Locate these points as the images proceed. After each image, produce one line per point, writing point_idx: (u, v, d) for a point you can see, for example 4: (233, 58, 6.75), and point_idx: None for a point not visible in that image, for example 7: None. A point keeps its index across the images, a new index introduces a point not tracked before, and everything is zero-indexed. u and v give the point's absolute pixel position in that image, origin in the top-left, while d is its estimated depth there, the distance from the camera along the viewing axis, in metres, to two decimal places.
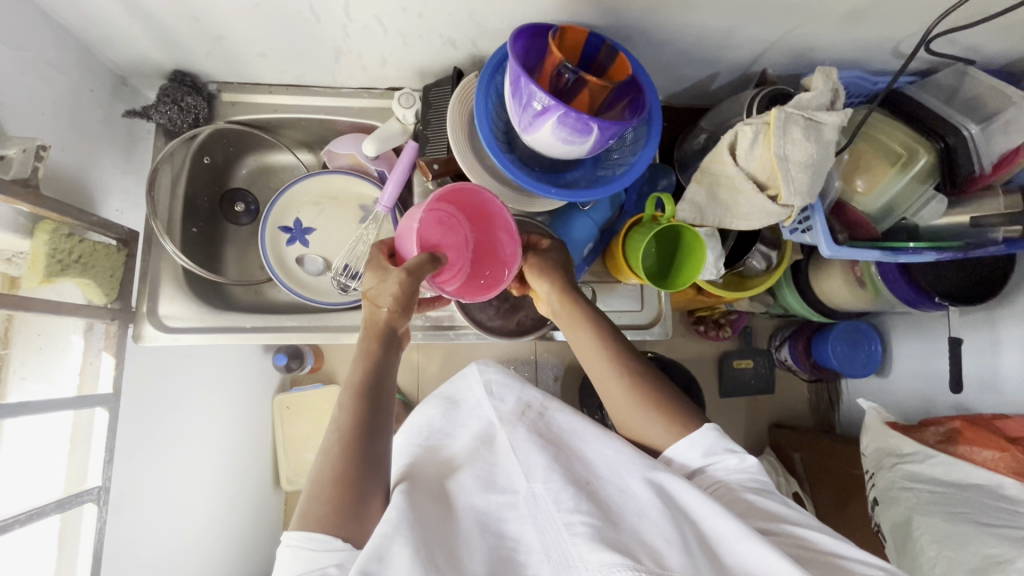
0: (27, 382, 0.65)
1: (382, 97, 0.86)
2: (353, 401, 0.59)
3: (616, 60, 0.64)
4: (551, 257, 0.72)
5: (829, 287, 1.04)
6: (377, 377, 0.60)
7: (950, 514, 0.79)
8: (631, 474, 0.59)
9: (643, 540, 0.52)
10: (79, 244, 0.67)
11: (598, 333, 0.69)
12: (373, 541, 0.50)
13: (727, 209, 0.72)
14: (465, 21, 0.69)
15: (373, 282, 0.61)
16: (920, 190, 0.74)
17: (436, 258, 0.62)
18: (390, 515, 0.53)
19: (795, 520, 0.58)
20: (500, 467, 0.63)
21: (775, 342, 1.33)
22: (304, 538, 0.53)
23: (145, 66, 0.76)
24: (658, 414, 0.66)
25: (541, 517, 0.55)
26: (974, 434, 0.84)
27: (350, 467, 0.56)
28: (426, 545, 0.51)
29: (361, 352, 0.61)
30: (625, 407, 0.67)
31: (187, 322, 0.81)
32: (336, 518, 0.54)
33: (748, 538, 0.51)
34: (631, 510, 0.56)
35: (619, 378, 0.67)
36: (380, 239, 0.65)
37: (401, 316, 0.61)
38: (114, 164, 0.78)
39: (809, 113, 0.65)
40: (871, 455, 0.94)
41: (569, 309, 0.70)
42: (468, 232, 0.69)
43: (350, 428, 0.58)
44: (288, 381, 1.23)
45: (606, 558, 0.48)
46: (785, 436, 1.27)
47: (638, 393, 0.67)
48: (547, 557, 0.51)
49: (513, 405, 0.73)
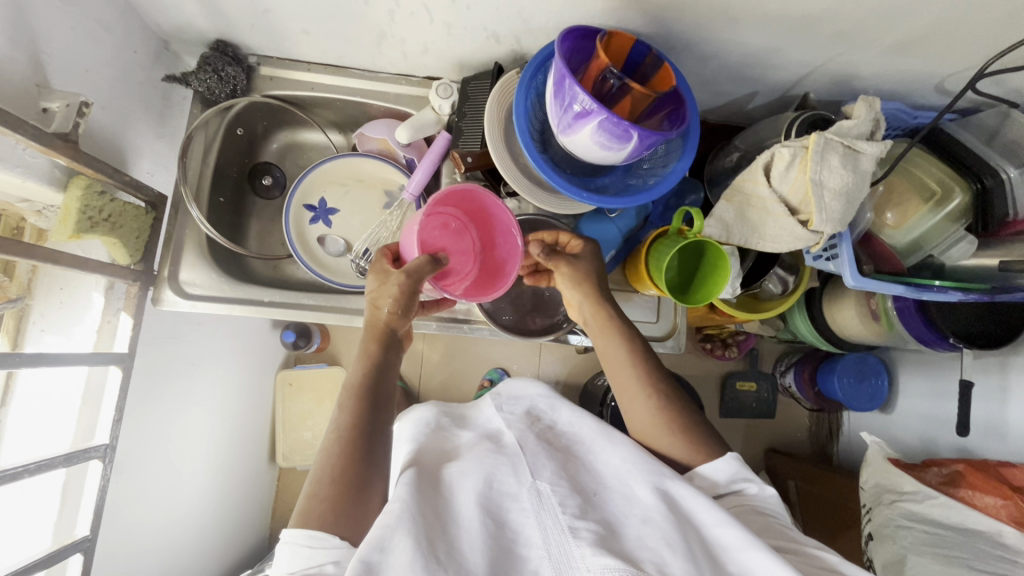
0: (44, 334, 0.67)
1: (419, 85, 0.86)
2: (354, 400, 0.59)
3: (660, 70, 0.63)
4: (585, 261, 0.72)
5: (842, 318, 1.03)
6: (380, 375, 0.61)
7: (946, 557, 0.79)
8: (637, 482, 0.59)
9: (645, 548, 0.52)
10: (110, 203, 0.67)
11: (627, 349, 0.69)
12: (375, 531, 0.50)
13: (755, 229, 0.72)
14: (511, 17, 0.69)
15: (376, 285, 0.63)
16: (949, 230, 0.74)
17: (436, 259, 0.64)
18: (392, 506, 0.53)
19: (810, 544, 0.58)
20: (505, 461, 0.62)
21: (781, 367, 1.32)
22: (302, 535, 0.52)
23: (189, 33, 0.76)
24: (678, 436, 0.66)
25: (545, 513, 0.55)
26: (976, 478, 0.83)
27: (351, 464, 0.56)
28: (427, 534, 0.52)
29: (362, 352, 0.63)
30: (649, 424, 0.68)
31: (207, 291, 0.80)
32: (335, 517, 0.54)
33: (755, 548, 0.52)
34: (635, 518, 0.56)
35: (647, 397, 0.68)
36: (383, 245, 0.67)
37: (401, 318, 0.63)
38: (148, 128, 0.78)
39: (849, 141, 0.65)
40: (870, 490, 0.93)
41: (604, 323, 0.71)
42: (474, 235, 0.69)
43: (352, 426, 0.58)
44: (293, 358, 1.24)
45: (607, 562, 0.49)
46: (784, 462, 1.27)
47: (664, 410, 0.67)
48: (548, 555, 0.52)
49: (522, 414, 0.74)
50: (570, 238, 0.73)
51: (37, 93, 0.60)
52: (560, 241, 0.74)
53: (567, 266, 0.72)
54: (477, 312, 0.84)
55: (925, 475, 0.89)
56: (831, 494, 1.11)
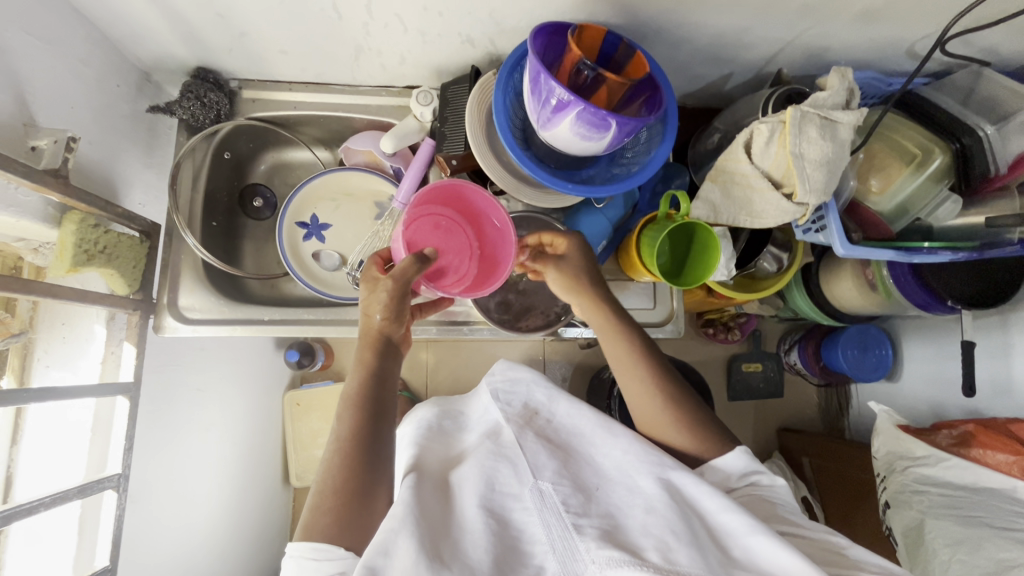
0: (50, 370, 0.67)
1: (400, 94, 0.87)
2: (353, 410, 0.60)
3: (633, 58, 0.65)
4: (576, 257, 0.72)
5: (839, 288, 1.04)
6: (379, 382, 0.62)
7: (963, 518, 0.79)
8: (640, 473, 0.60)
9: (649, 537, 0.52)
10: (105, 235, 0.68)
11: (628, 344, 0.70)
12: (379, 535, 0.51)
13: (742, 207, 0.72)
14: (484, 20, 0.70)
15: (367, 293, 0.64)
16: (934, 191, 0.74)
17: (424, 259, 0.64)
18: (396, 509, 0.54)
19: (810, 526, 0.59)
20: (505, 461, 0.63)
21: (785, 345, 1.33)
22: (308, 548, 0.53)
23: (170, 63, 0.77)
24: (684, 427, 0.66)
25: (548, 512, 0.55)
26: (987, 437, 0.83)
27: (352, 474, 0.57)
28: (431, 537, 0.52)
29: (358, 360, 0.64)
30: (653, 414, 0.68)
31: (208, 314, 0.80)
32: (339, 527, 0.55)
33: (761, 533, 0.52)
34: (638, 508, 0.56)
35: (651, 388, 0.68)
36: (375, 252, 0.68)
37: (395, 324, 0.64)
38: (137, 159, 0.79)
39: (825, 112, 0.66)
40: (882, 458, 0.94)
41: (597, 317, 0.71)
42: (469, 233, 0.70)
43: (351, 436, 0.59)
44: (299, 377, 1.24)
45: (612, 554, 0.49)
46: (796, 441, 1.27)
47: (671, 404, 0.67)
48: (553, 550, 0.52)
49: (519, 409, 0.74)
50: (554, 236, 0.72)
51: (24, 132, 0.61)
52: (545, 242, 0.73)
53: (555, 267, 0.72)
54: (476, 314, 0.85)
55: (936, 440, 0.89)
56: (845, 466, 1.12)
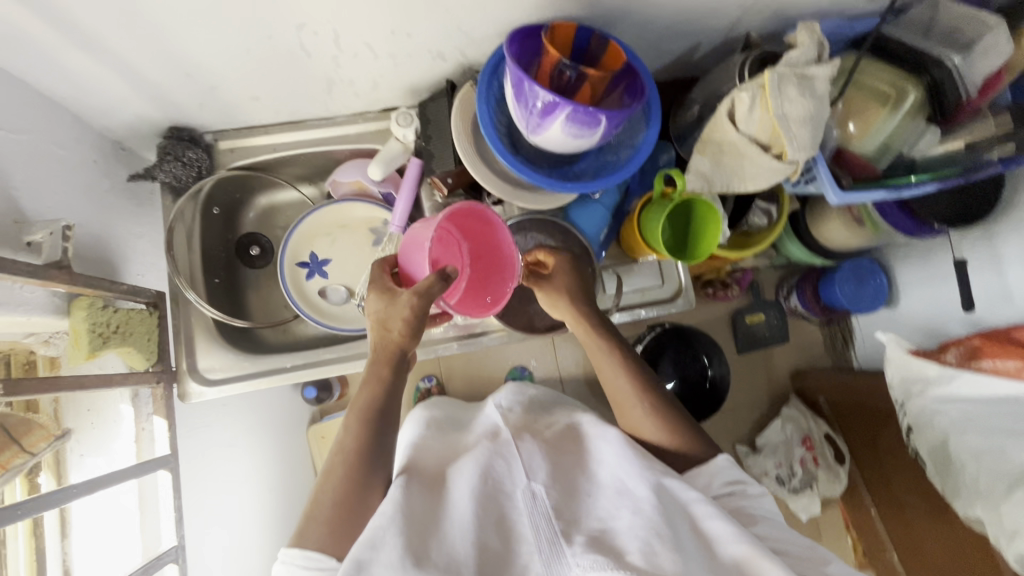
0: (85, 458, 0.67)
1: (377, 119, 0.86)
2: (363, 422, 0.62)
3: (608, 48, 0.65)
4: (561, 277, 0.73)
5: (829, 231, 1.07)
6: (390, 398, 0.63)
7: (984, 431, 0.82)
8: (633, 477, 0.57)
9: (635, 538, 0.50)
10: (114, 314, 0.68)
11: (614, 357, 0.70)
12: (369, 531, 0.53)
13: (735, 174, 0.74)
14: (452, 34, 0.69)
15: (382, 307, 0.64)
16: (913, 125, 0.77)
17: (446, 275, 0.60)
18: (385, 508, 0.55)
19: (787, 533, 0.59)
20: (500, 457, 0.61)
21: (783, 291, 1.32)
22: (300, 554, 0.55)
23: (142, 127, 0.76)
24: (670, 439, 0.66)
25: (538, 513, 0.53)
26: (992, 347, 0.84)
27: (351, 485, 0.59)
28: (419, 535, 0.53)
29: (372, 376, 0.64)
30: (642, 427, 0.68)
31: (228, 372, 0.80)
32: (332, 536, 0.57)
33: (744, 541, 0.51)
34: (626, 510, 0.53)
35: (637, 399, 0.69)
36: (381, 259, 0.69)
37: (411, 340, 0.64)
38: (129, 230, 0.78)
39: (800, 70, 0.67)
40: (898, 385, 0.96)
41: (584, 337, 0.72)
42: (465, 249, 0.68)
43: (357, 447, 0.61)
44: (318, 413, 1.04)
45: (596, 556, 0.48)
46: (814, 379, 1.25)
47: (658, 415, 0.67)
48: (539, 550, 0.50)
49: (520, 415, 0.77)
50: (543, 254, 0.74)
51: (18, 229, 0.61)
52: (538, 259, 0.75)
53: (542, 288, 0.73)
54: (492, 322, 0.87)
55: (945, 359, 0.90)
56: (860, 398, 1.13)
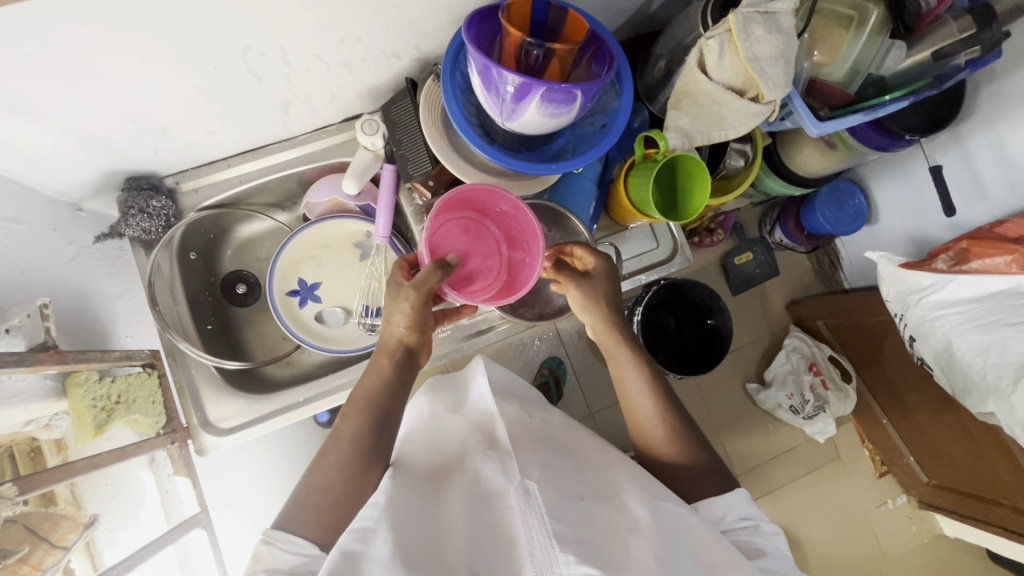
0: (114, 533, 0.69)
1: (340, 131, 0.82)
2: (358, 412, 0.61)
3: (567, 19, 0.62)
4: (592, 277, 0.70)
5: (805, 162, 1.07)
6: (391, 393, 0.62)
7: (983, 327, 0.79)
8: (628, 496, 0.56)
9: (632, 559, 0.48)
10: (114, 384, 0.68)
11: (632, 363, 0.69)
12: (358, 522, 0.50)
13: (714, 123, 0.72)
14: (405, 30, 0.66)
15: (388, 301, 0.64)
16: (878, 44, 0.75)
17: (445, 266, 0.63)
18: (377, 499, 0.53)
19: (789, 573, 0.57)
20: (495, 459, 0.59)
21: (766, 228, 1.29)
22: (285, 537, 0.53)
23: (98, 184, 0.72)
24: (690, 462, 0.65)
25: (530, 512, 0.50)
26: (982, 247, 0.81)
27: (346, 471, 0.58)
28: (409, 536, 0.50)
29: (373, 367, 0.64)
30: (662, 446, 0.67)
31: (243, 418, 0.77)
32: (319, 525, 0.55)
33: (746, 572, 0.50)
34: (624, 530, 0.52)
35: (656, 417, 0.67)
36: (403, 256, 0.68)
37: (414, 334, 0.64)
38: (105, 295, 0.75)
39: (763, 7, 0.64)
40: (896, 298, 0.93)
41: (608, 343, 0.71)
42: (496, 235, 0.71)
43: (351, 437, 0.59)
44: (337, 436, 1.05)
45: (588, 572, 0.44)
46: (808, 308, 1.24)
47: (677, 442, 0.66)
48: (531, 555, 0.47)
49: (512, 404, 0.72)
50: (584, 252, 0.71)
51: None
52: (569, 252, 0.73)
53: (575, 284, 0.69)
54: (497, 315, 0.86)
55: (934, 266, 0.87)
56: (860, 318, 1.12)
